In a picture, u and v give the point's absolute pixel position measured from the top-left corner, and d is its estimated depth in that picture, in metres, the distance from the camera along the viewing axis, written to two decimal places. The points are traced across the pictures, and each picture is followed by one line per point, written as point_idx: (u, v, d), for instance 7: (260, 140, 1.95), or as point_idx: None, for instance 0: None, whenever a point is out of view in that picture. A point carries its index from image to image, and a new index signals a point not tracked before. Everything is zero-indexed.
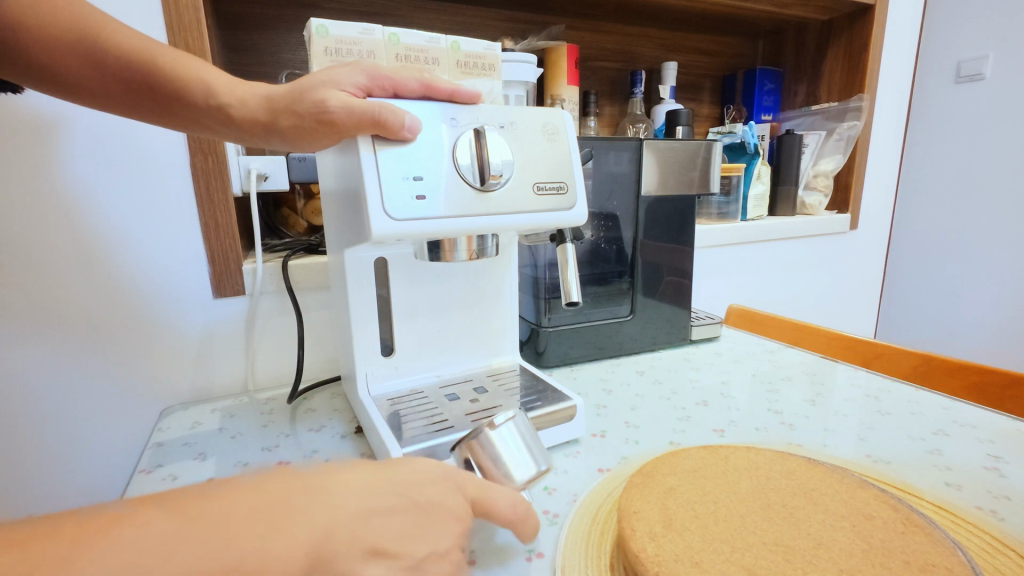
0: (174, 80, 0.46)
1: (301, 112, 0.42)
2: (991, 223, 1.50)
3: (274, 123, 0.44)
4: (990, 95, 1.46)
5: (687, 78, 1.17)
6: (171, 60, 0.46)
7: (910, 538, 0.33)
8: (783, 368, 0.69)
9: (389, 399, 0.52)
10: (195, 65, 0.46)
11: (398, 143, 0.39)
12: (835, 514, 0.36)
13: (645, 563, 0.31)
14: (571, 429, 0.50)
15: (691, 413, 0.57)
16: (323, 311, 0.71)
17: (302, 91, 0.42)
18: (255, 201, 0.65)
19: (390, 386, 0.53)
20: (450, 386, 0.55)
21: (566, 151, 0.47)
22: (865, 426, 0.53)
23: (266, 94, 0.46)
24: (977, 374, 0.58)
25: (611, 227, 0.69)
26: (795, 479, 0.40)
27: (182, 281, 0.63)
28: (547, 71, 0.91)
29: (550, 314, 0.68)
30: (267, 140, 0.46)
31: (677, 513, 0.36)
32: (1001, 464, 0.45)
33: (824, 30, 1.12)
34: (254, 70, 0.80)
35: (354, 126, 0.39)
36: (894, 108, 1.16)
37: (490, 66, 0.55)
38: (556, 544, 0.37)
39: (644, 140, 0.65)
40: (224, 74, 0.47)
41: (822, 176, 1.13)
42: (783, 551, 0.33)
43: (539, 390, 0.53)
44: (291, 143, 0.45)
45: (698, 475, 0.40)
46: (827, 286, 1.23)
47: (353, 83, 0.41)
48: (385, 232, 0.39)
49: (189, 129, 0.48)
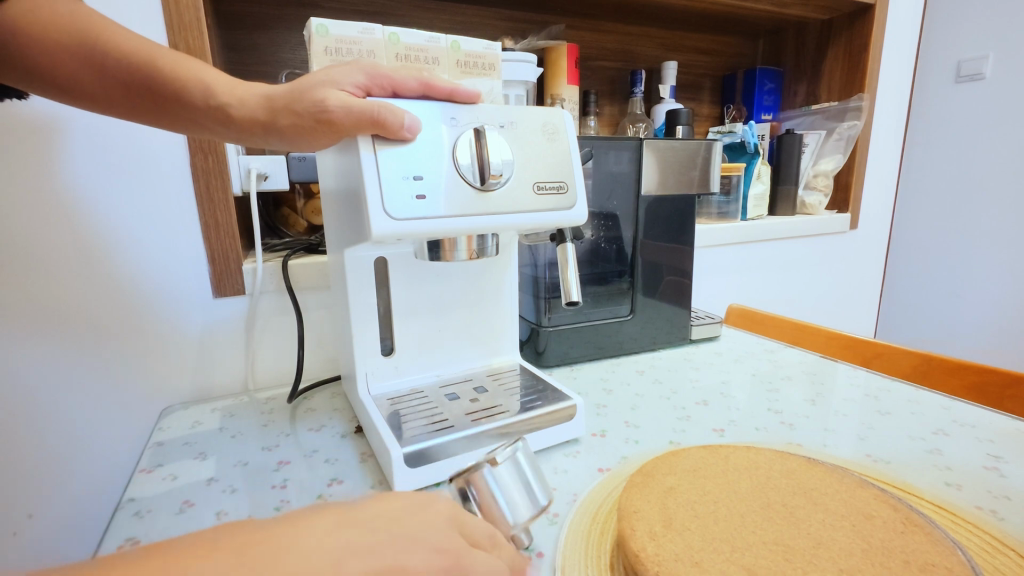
0: (174, 81, 0.45)
1: (300, 111, 0.42)
2: (991, 223, 1.50)
3: (273, 122, 0.44)
4: (990, 95, 1.46)
5: (687, 78, 1.17)
6: (171, 62, 0.46)
7: (910, 538, 0.34)
8: (783, 368, 0.69)
9: (389, 399, 0.52)
10: (195, 66, 0.46)
11: (398, 143, 0.40)
12: (835, 514, 0.36)
13: (645, 563, 0.31)
14: (571, 429, 0.50)
15: (691, 412, 0.57)
16: (323, 311, 0.71)
17: (301, 90, 0.42)
18: (255, 201, 0.65)
19: (390, 386, 0.53)
20: (450, 387, 0.54)
21: (567, 151, 0.47)
22: (865, 425, 0.53)
23: (264, 94, 0.45)
24: (977, 374, 0.58)
25: (611, 227, 0.69)
26: (796, 479, 0.40)
27: (182, 281, 0.63)
28: (547, 70, 0.91)
29: (550, 314, 0.68)
30: (266, 140, 0.46)
31: (677, 512, 0.36)
32: (1001, 464, 0.45)
33: (825, 30, 1.12)
34: (254, 70, 0.80)
35: (354, 126, 0.39)
36: (894, 108, 1.16)
37: (490, 66, 0.55)
38: (556, 544, 0.37)
39: (644, 140, 0.65)
40: (223, 74, 0.47)
41: (822, 176, 1.13)
42: (782, 551, 0.33)
43: (539, 390, 0.53)
44: (290, 143, 0.45)
45: (698, 475, 0.40)
46: (827, 285, 1.23)
47: (352, 83, 0.40)
48: (385, 231, 0.39)
49: (189, 130, 0.48)
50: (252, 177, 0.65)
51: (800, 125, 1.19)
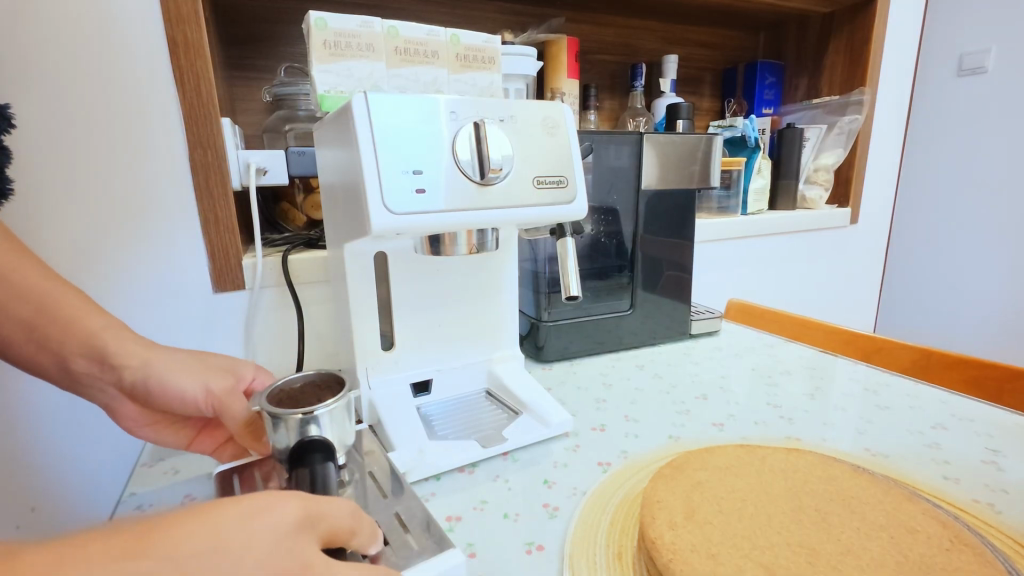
0: (203, 137, 0.60)
1: (208, 128, 0.60)
2: (992, 218, 1.50)
3: (214, 145, 0.61)
4: (993, 87, 1.45)
5: (687, 72, 1.16)
6: (184, 113, 0.59)
7: (956, 556, 0.32)
8: (783, 363, 0.69)
9: (410, 513, 0.36)
10: (173, 125, 0.59)
11: (337, 163, 0.45)
12: (871, 523, 0.35)
13: (662, 550, 0.32)
14: (557, 514, 0.40)
15: (691, 407, 0.57)
16: (324, 303, 0.71)
17: (213, 119, 0.60)
18: (255, 196, 0.65)
19: (415, 480, 0.45)
20: (352, 447, 0.43)
21: (567, 145, 0.47)
22: (864, 419, 0.53)
23: (195, 128, 0.60)
24: (977, 368, 0.58)
25: (611, 222, 0.69)
26: (834, 484, 0.39)
27: (183, 276, 0.63)
28: (547, 63, 0.90)
29: (550, 308, 0.68)
30: (218, 152, 0.61)
31: (700, 505, 0.37)
32: (1000, 458, 0.46)
33: (826, 24, 1.11)
34: (252, 61, 0.79)
35: (337, 177, 0.46)
36: (898, 101, 1.15)
37: (490, 60, 0.55)
38: (561, 539, 0.38)
39: (644, 134, 0.65)
40: (185, 118, 0.59)
41: (822, 170, 1.12)
42: (805, 552, 0.33)
43: (540, 480, 0.45)
44: (219, 159, 0.61)
45: (731, 473, 0.40)
46: (827, 279, 1.23)
47: (218, 121, 0.61)
48: (384, 225, 0.39)
49: (190, 151, 0.60)
50: (252, 172, 0.65)
51: (801, 118, 1.18)
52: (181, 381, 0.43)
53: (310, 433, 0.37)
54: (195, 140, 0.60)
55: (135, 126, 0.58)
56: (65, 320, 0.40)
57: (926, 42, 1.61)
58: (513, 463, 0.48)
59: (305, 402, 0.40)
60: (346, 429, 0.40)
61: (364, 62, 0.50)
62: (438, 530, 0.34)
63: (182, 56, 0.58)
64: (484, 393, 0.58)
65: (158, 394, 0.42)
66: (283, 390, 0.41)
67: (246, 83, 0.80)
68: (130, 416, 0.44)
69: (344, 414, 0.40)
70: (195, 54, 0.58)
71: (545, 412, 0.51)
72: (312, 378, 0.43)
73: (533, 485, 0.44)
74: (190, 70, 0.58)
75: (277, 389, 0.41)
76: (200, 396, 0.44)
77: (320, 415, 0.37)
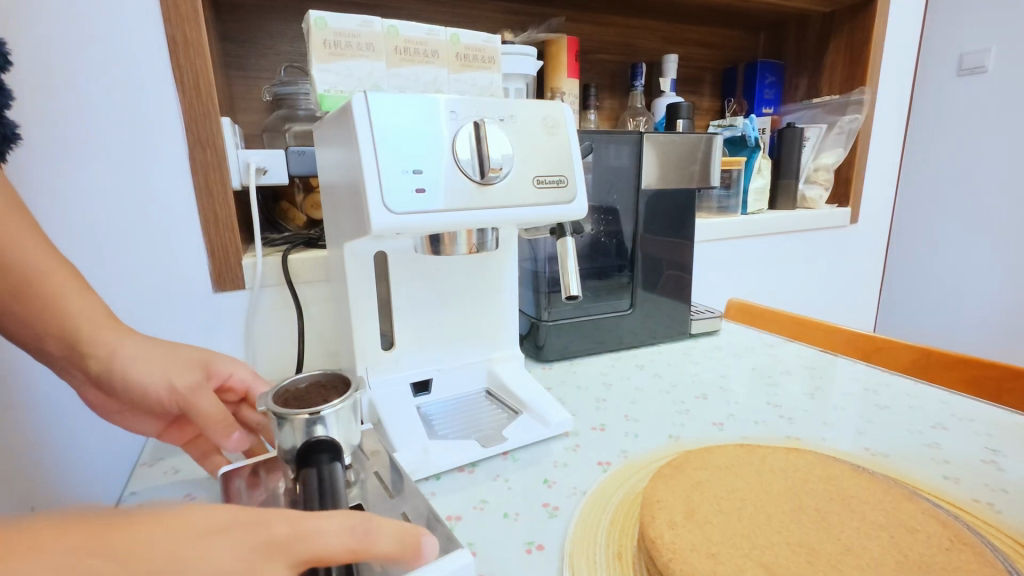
0: (203, 137, 0.60)
1: (207, 128, 0.60)
2: (992, 218, 1.50)
3: (213, 144, 0.61)
4: (992, 87, 1.45)
5: (687, 71, 1.16)
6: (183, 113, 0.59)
7: (956, 555, 0.32)
8: (783, 362, 0.69)
9: (416, 511, 0.36)
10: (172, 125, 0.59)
11: (337, 164, 0.45)
12: (871, 523, 0.35)
13: (661, 550, 0.32)
14: (558, 513, 0.40)
15: (691, 406, 0.57)
16: (324, 303, 0.71)
17: (212, 120, 0.60)
18: (254, 195, 0.65)
19: (416, 479, 0.44)
20: (358, 447, 0.42)
21: (567, 145, 0.47)
22: (864, 419, 0.53)
23: (194, 127, 0.60)
24: (977, 368, 0.58)
25: (610, 221, 0.69)
26: (834, 483, 0.39)
27: (183, 276, 0.63)
28: (547, 63, 0.89)
29: (550, 308, 0.68)
30: (218, 151, 0.61)
31: (700, 505, 0.37)
32: (999, 457, 0.46)
33: (826, 23, 1.11)
34: (252, 60, 0.79)
35: (337, 176, 0.46)
36: (898, 101, 1.15)
37: (490, 59, 0.55)
38: (561, 539, 0.38)
39: (644, 134, 0.65)
40: (185, 117, 0.59)
41: (822, 169, 1.12)
42: (805, 552, 0.33)
43: (540, 480, 0.45)
44: (218, 159, 0.61)
45: (730, 472, 0.40)
46: (827, 278, 1.23)
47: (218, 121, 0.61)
48: (385, 225, 0.39)
49: (190, 151, 0.60)
50: (252, 171, 0.65)
51: (801, 118, 1.18)
52: (148, 377, 0.43)
53: (316, 433, 0.37)
54: (194, 140, 0.60)
55: (135, 125, 0.58)
56: (49, 307, 0.40)
57: (926, 42, 1.61)
58: (513, 463, 0.48)
59: (313, 402, 0.40)
60: (353, 428, 0.40)
61: (364, 61, 0.50)
62: (446, 530, 0.34)
63: (182, 55, 0.58)
64: (485, 393, 0.58)
65: (123, 386, 0.43)
66: (289, 390, 0.41)
67: (246, 83, 0.79)
68: (97, 400, 0.45)
69: (351, 415, 0.39)
70: (195, 53, 0.58)
71: (545, 412, 0.51)
72: (320, 378, 0.43)
73: (533, 485, 0.44)
74: (190, 70, 0.58)
75: (284, 389, 0.41)
76: (164, 393, 0.43)
77: (326, 415, 0.37)
